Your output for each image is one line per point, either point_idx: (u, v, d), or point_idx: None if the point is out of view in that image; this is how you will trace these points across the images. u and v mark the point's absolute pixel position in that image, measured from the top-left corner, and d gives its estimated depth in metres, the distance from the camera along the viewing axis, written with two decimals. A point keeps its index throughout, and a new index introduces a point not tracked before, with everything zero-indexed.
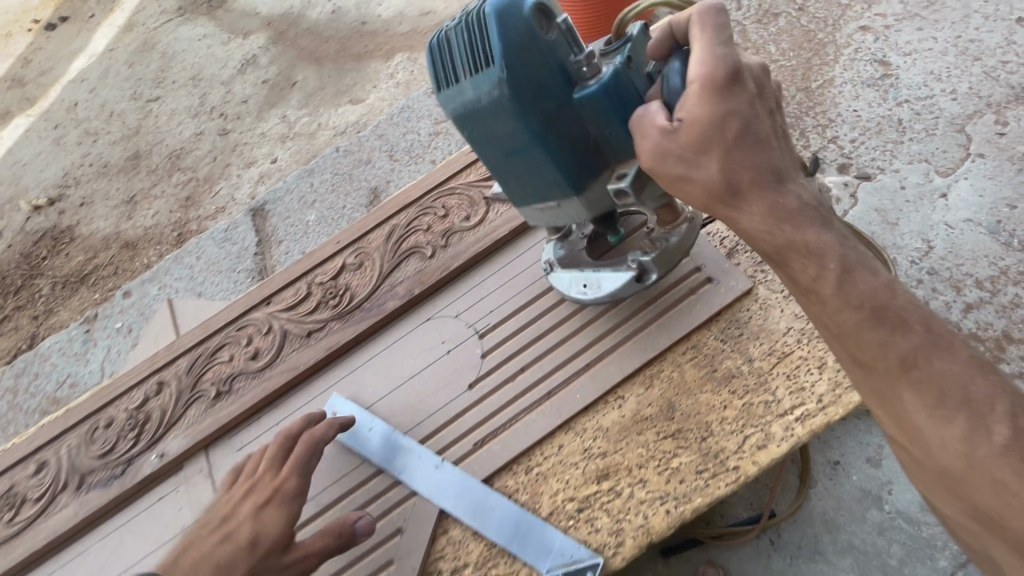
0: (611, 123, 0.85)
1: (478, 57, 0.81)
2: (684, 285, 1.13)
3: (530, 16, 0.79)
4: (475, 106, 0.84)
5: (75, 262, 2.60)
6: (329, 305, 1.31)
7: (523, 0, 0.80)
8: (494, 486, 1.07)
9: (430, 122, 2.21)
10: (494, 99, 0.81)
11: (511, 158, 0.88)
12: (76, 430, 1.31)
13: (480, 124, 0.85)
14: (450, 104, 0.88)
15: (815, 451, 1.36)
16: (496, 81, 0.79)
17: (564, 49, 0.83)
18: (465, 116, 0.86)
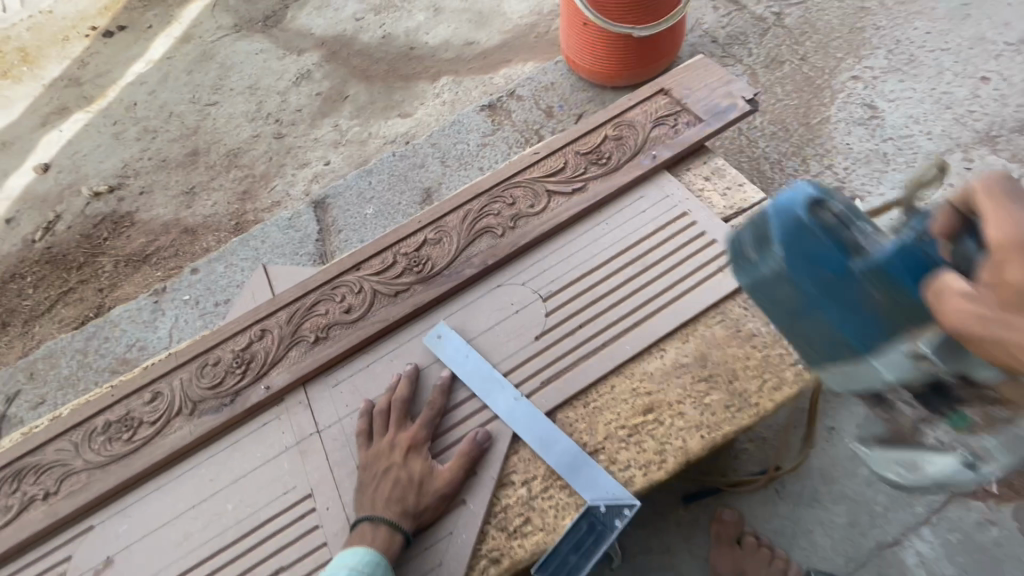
0: (907, 292, 0.81)
1: (763, 234, 0.95)
2: (714, 265, 1.41)
3: (804, 207, 0.90)
4: (762, 279, 0.97)
5: (137, 243, 2.82)
6: (414, 270, 1.56)
7: (798, 194, 0.91)
8: (557, 416, 1.30)
9: (479, 135, 2.51)
10: (779, 275, 0.92)
11: (799, 320, 0.95)
12: (188, 366, 1.52)
13: (769, 293, 0.97)
14: (743, 275, 1.02)
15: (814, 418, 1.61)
16: (775, 263, 0.92)
17: (843, 230, 0.88)
18: (756, 287, 0.99)
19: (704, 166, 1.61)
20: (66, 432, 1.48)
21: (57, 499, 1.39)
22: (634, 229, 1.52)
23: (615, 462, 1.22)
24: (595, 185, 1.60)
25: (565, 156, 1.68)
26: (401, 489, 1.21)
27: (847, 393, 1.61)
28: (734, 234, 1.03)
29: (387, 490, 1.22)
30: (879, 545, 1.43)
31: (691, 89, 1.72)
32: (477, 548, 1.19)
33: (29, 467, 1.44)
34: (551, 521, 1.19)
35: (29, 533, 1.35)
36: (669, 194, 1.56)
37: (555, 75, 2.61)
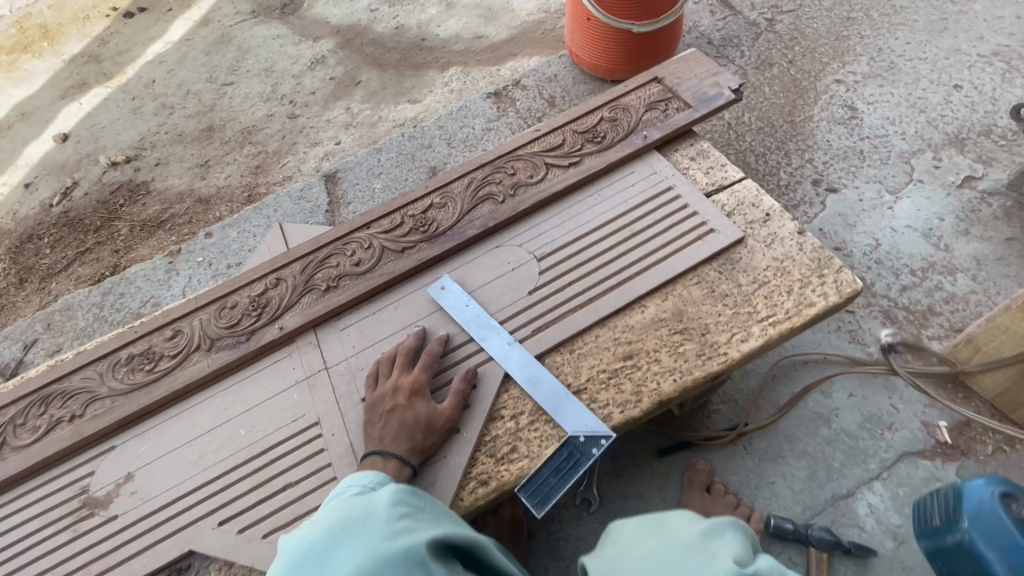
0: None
1: (952, 516, 1.14)
2: (694, 234, 1.55)
3: (999, 505, 1.08)
4: (948, 551, 1.14)
5: (152, 210, 2.94)
6: (420, 230, 1.69)
7: (993, 489, 1.09)
8: (546, 360, 1.43)
9: (484, 120, 2.66)
10: (964, 545, 1.10)
11: None
12: (208, 308, 1.65)
13: (951, 564, 1.14)
14: (926, 542, 1.19)
15: (782, 384, 1.75)
16: (963, 542, 1.10)
17: (1004, 536, 1.06)
18: (938, 553, 1.16)
19: (690, 147, 1.76)
20: (92, 363, 1.60)
21: (81, 421, 1.50)
22: (624, 201, 1.66)
23: (595, 400, 1.35)
24: (590, 161, 1.74)
25: (564, 134, 1.83)
26: (409, 428, 1.28)
27: (813, 363, 1.76)
28: (926, 500, 1.22)
29: (394, 428, 1.30)
30: (835, 496, 1.56)
31: (682, 79, 1.87)
32: (468, 471, 1.31)
33: (56, 392, 1.56)
34: (536, 449, 1.31)
35: (55, 449, 1.46)
36: (657, 171, 1.71)
37: (559, 68, 2.76)
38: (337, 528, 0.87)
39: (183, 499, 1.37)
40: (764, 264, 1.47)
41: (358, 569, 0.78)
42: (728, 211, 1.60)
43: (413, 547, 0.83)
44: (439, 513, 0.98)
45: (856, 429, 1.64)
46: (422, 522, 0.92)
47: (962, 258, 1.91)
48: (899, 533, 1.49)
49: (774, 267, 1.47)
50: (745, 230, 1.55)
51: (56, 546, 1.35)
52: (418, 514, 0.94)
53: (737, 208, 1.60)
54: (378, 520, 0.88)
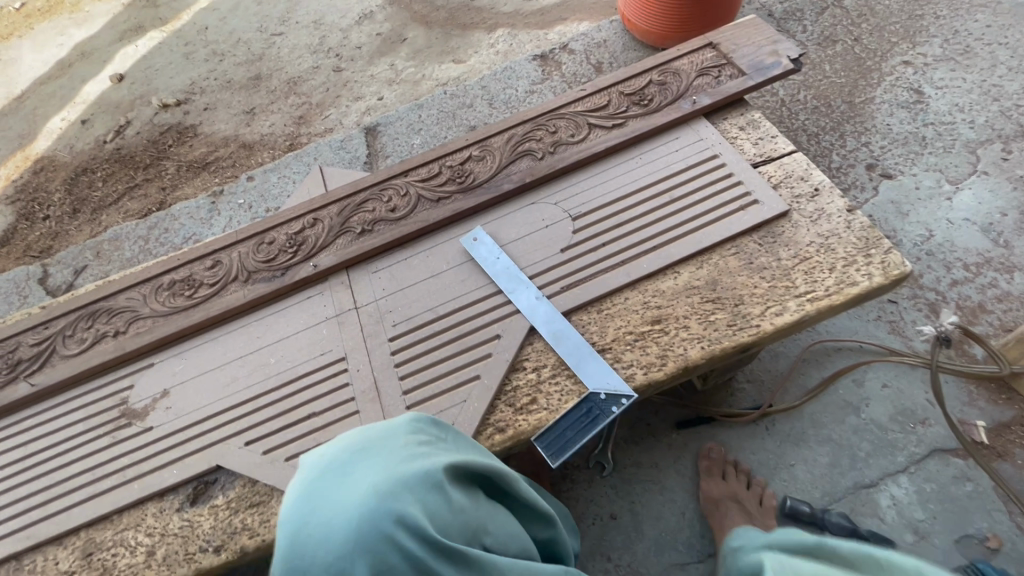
0: None
1: None
2: (737, 203, 1.50)
3: None
4: None
5: (199, 153, 3.03)
6: (456, 181, 1.69)
7: None
8: (572, 318, 1.42)
9: (528, 82, 2.61)
10: None
11: None
12: (247, 242, 1.70)
13: None
14: None
15: (811, 368, 1.70)
16: None
17: None
18: None
19: (741, 116, 1.69)
20: (136, 285, 1.67)
21: (125, 337, 1.58)
22: (667, 166, 1.61)
23: (619, 361, 1.34)
24: (635, 123, 1.70)
25: (610, 95, 1.78)
26: None
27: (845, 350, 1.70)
28: None
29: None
30: (857, 485, 1.52)
31: (738, 45, 1.79)
32: (486, 417, 1.32)
33: (103, 309, 1.64)
34: (555, 403, 1.32)
35: (100, 361, 1.54)
36: (703, 138, 1.65)
37: (609, 33, 2.68)
38: (355, 446, 0.81)
39: (213, 418, 1.43)
40: (807, 239, 1.42)
41: (374, 489, 0.73)
42: (775, 183, 1.54)
43: (431, 470, 0.77)
44: (460, 440, 0.91)
45: (886, 420, 1.59)
46: (442, 449, 0.85)
47: (1022, 256, 1.80)
48: (920, 528, 1.45)
49: (818, 243, 1.41)
50: (791, 204, 1.49)
51: (97, 449, 1.44)
52: (438, 440, 0.88)
53: (785, 181, 1.54)
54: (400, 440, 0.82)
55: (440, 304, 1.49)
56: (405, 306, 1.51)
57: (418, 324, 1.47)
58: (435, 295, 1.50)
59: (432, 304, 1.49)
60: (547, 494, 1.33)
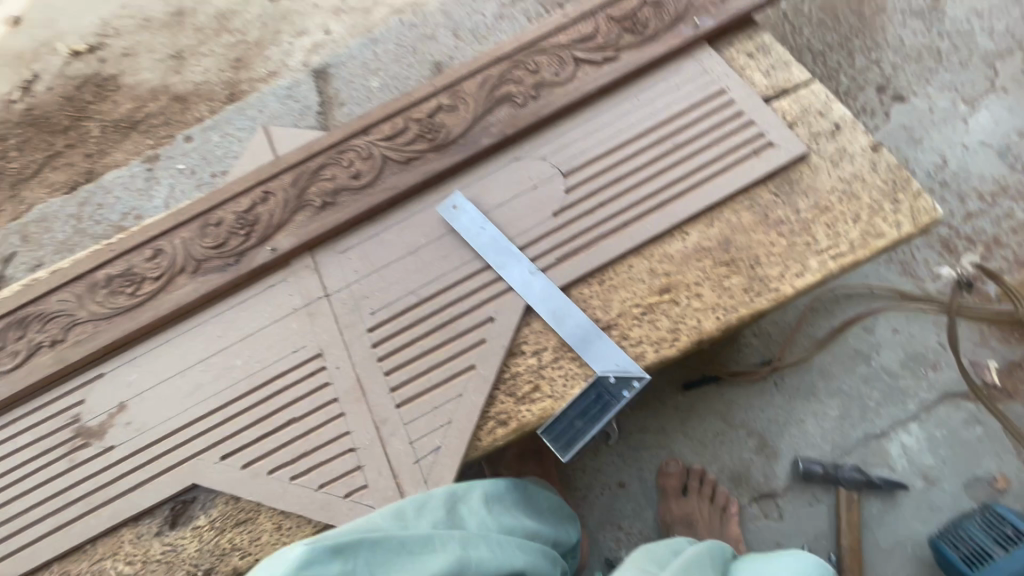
0: None
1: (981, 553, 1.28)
2: (749, 147, 1.32)
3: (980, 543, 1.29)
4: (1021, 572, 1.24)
5: (124, 109, 2.63)
6: (426, 138, 1.46)
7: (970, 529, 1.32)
8: (571, 293, 1.27)
9: (496, 5, 2.26)
10: None
11: None
12: (189, 226, 1.47)
13: None
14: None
15: (820, 318, 1.61)
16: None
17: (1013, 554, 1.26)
18: None
19: (749, 40, 1.46)
20: (66, 284, 1.45)
21: (64, 347, 1.38)
22: (666, 107, 1.41)
23: (627, 339, 1.22)
24: (628, 56, 1.46)
25: (597, 21, 1.52)
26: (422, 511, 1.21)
27: (857, 297, 1.60)
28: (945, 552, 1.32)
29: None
30: (867, 436, 1.49)
31: None
32: (485, 410, 1.21)
33: (33, 315, 1.43)
34: (560, 389, 1.20)
35: (39, 377, 1.36)
36: (707, 70, 1.43)
37: None
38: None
39: (181, 433, 1.29)
40: (828, 186, 1.27)
41: None
42: (790, 120, 1.36)
43: None
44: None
45: (897, 368, 1.53)
46: None
47: None
48: (929, 473, 1.45)
49: (839, 190, 1.26)
50: (809, 145, 1.32)
51: (55, 475, 1.30)
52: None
53: (800, 117, 1.35)
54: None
55: (422, 286, 1.32)
56: (382, 290, 1.33)
57: (399, 311, 1.30)
58: (415, 276, 1.33)
59: (413, 286, 1.32)
60: (532, 486, 1.32)
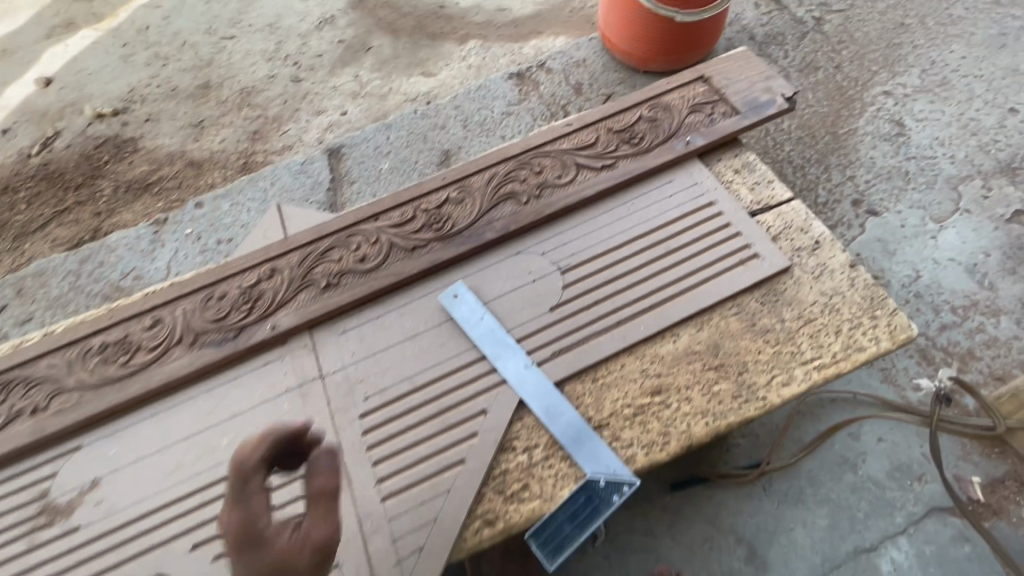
0: None
1: None
2: (736, 257, 1.41)
3: None
4: None
5: (139, 171, 2.73)
6: (432, 227, 1.53)
7: None
8: (565, 389, 1.30)
9: (504, 103, 2.46)
10: None
11: None
12: (193, 297, 1.50)
13: None
14: None
15: (807, 422, 1.63)
16: None
17: None
18: None
19: (735, 158, 1.59)
20: (58, 349, 1.44)
21: (45, 415, 1.35)
22: (659, 214, 1.51)
23: (617, 439, 1.23)
24: (625, 165, 1.58)
25: (598, 131, 1.65)
26: None
27: (841, 403, 1.64)
28: None
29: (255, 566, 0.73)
30: (857, 549, 1.47)
31: (730, 79, 1.70)
32: (472, 508, 1.18)
33: (19, 379, 1.41)
34: (550, 489, 1.19)
35: (12, 447, 1.31)
36: (697, 183, 1.55)
37: (587, 52, 2.56)
38: None
39: (154, 515, 1.24)
40: (811, 298, 1.34)
41: None
42: (774, 234, 1.45)
43: None
44: None
45: (885, 478, 1.54)
46: None
47: (1006, 299, 1.79)
48: None
49: (821, 303, 1.34)
50: (792, 258, 1.40)
51: (9, 556, 1.22)
52: None
53: (784, 231, 1.45)
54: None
55: (417, 373, 1.33)
56: (377, 375, 1.34)
57: (392, 397, 1.30)
58: (411, 362, 1.35)
59: (408, 372, 1.34)
60: None
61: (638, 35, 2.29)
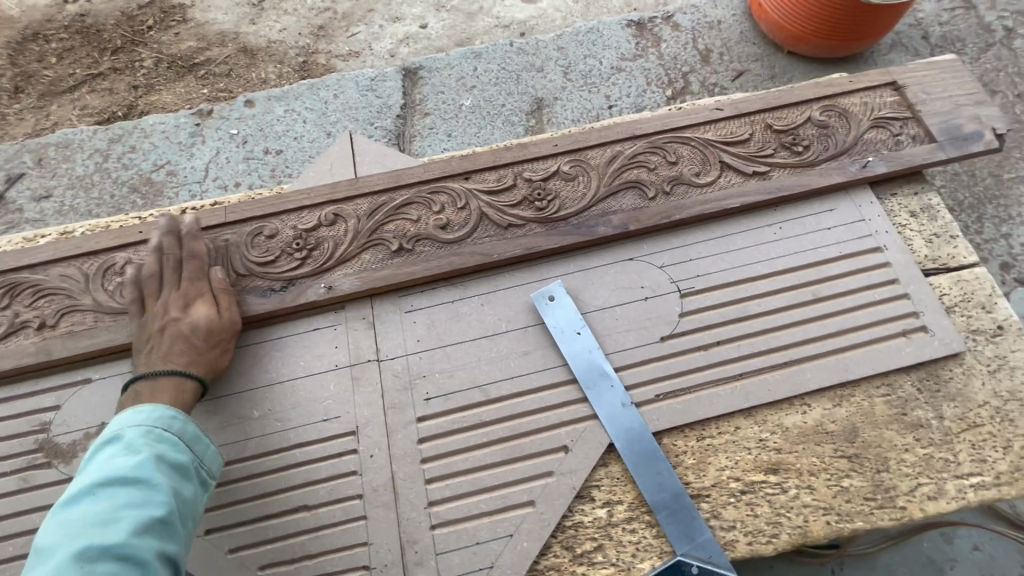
0: None
1: None
2: (897, 324, 1.15)
3: None
4: None
5: (185, 46, 2.38)
6: (534, 205, 1.26)
7: None
8: (661, 442, 1.08)
9: (616, 55, 2.08)
10: None
11: None
12: (237, 229, 1.25)
13: None
14: None
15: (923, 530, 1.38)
16: None
17: None
18: None
19: (914, 197, 1.29)
20: (73, 257, 1.23)
21: (51, 335, 1.15)
22: (812, 248, 1.22)
23: (718, 518, 1.03)
24: (781, 176, 1.28)
25: (752, 126, 1.34)
26: None
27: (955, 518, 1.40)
28: None
29: (165, 348, 1.07)
30: None
31: (930, 93, 1.35)
32: (534, 562, 1.00)
33: (27, 285, 1.20)
34: (627, 559, 1.01)
35: (13, 365, 1.13)
36: (864, 219, 1.24)
37: (726, 12, 2.15)
38: (129, 532, 0.77)
39: None
40: (981, 399, 1.10)
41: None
42: (947, 305, 1.18)
43: (116, 502, 0.80)
44: None
45: None
46: None
47: None
48: None
49: (992, 407, 1.09)
50: (964, 341, 1.15)
51: (7, 512, 1.04)
52: None
53: (961, 304, 1.18)
54: (171, 418, 0.96)
55: (491, 381, 1.12)
56: (444, 373, 1.13)
57: (459, 405, 1.10)
58: (488, 367, 1.13)
59: (482, 380, 1.12)
60: None
61: (806, 9, 1.88)
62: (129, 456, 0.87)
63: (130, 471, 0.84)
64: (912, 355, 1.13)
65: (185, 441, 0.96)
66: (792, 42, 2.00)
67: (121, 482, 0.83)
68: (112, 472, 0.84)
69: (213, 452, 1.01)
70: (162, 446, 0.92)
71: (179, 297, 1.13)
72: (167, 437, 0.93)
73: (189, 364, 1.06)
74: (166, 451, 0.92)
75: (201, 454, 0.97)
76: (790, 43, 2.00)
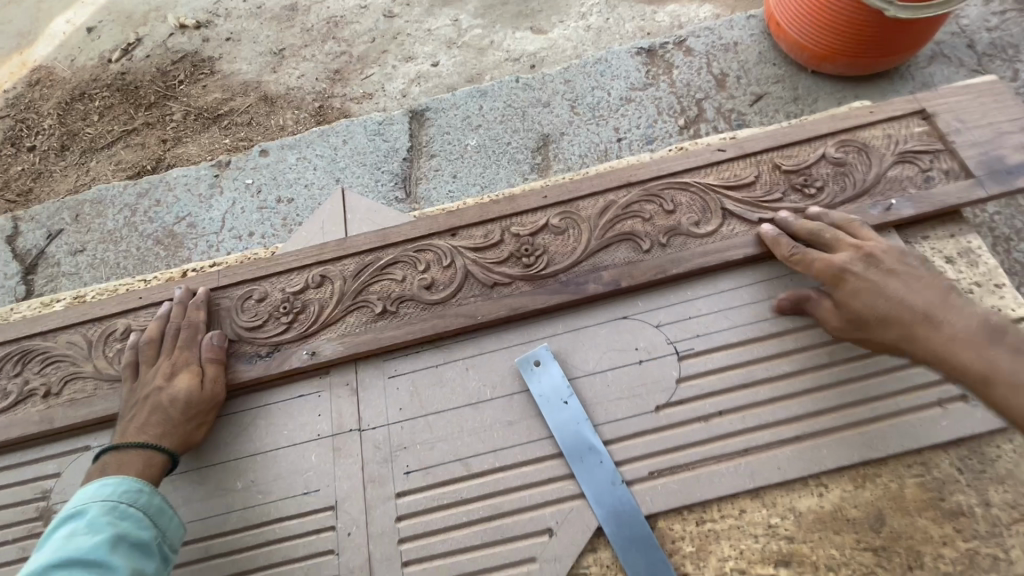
0: None
1: None
2: (932, 391, 1.01)
3: None
4: None
5: (211, 97, 2.50)
6: (522, 261, 1.20)
7: None
8: (655, 526, 0.99)
9: (625, 85, 2.01)
10: None
11: None
12: (228, 292, 1.27)
13: None
14: None
15: None
16: None
17: None
18: None
19: (950, 241, 1.15)
20: (80, 324, 1.28)
21: (56, 403, 1.20)
22: None
23: None
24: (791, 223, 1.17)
25: (758, 166, 1.23)
26: None
27: None
28: None
29: (142, 419, 1.08)
30: None
31: (965, 122, 1.20)
32: None
33: (38, 352, 1.26)
34: None
35: (19, 433, 1.17)
36: None
37: (742, 33, 2.05)
38: None
39: None
40: None
41: None
42: None
43: None
44: None
45: None
46: None
47: None
48: None
49: None
50: None
51: None
52: None
53: None
54: (136, 491, 0.97)
55: (473, 455, 1.06)
56: (424, 444, 1.09)
57: (439, 480, 1.05)
58: (470, 439, 1.08)
59: (463, 453, 1.07)
60: None
61: (827, 27, 1.75)
62: (90, 534, 0.87)
63: (90, 551, 0.84)
64: (950, 428, 0.98)
65: (149, 516, 0.95)
66: (815, 61, 1.86)
67: (81, 564, 0.83)
68: (72, 553, 0.83)
69: (178, 522, 1.01)
70: (126, 521, 0.92)
71: (167, 366, 1.14)
72: (131, 513, 0.94)
73: (160, 438, 1.06)
74: (130, 527, 0.92)
75: (165, 528, 0.97)
76: (813, 62, 1.86)
